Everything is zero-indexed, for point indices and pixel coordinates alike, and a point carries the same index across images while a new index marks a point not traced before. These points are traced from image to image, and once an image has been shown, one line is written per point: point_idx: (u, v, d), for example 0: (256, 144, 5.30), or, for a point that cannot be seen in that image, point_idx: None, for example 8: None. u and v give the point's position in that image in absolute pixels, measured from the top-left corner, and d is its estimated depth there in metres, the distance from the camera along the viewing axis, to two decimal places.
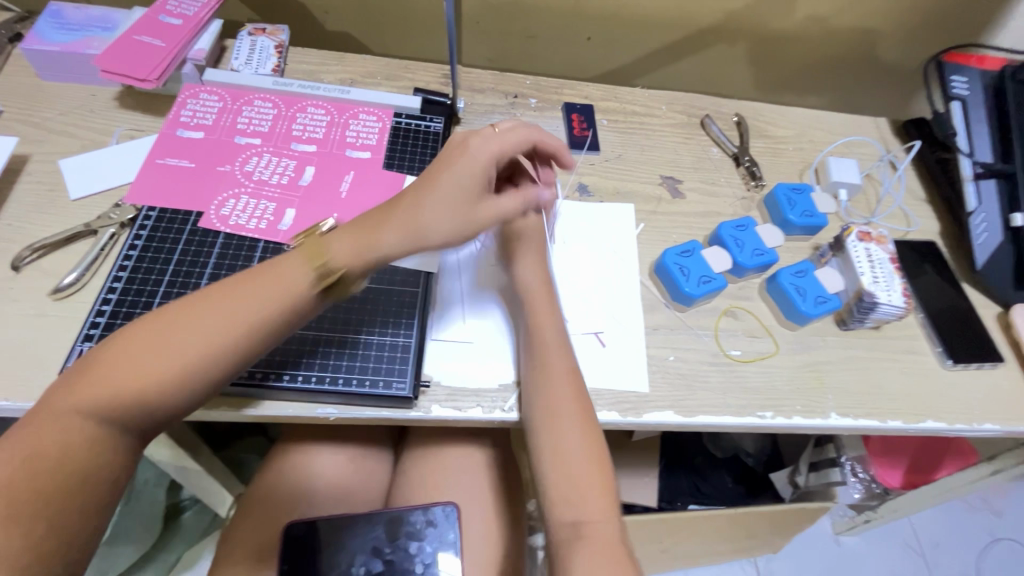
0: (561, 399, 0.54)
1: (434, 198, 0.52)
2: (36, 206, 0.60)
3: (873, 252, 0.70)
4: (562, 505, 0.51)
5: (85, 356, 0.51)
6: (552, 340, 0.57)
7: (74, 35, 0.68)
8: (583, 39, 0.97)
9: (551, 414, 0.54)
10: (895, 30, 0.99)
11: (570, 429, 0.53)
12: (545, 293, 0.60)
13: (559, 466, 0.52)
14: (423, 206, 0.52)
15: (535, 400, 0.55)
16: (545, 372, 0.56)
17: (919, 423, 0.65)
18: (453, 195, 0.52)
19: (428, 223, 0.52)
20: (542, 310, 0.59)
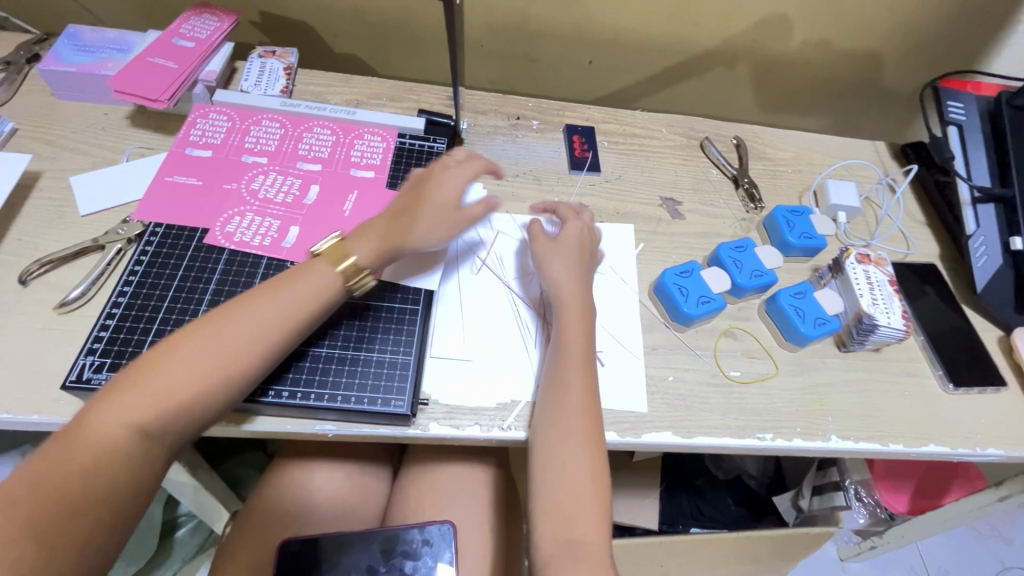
0: (571, 420, 0.54)
1: (426, 208, 0.59)
2: (45, 221, 0.62)
3: (872, 274, 0.70)
4: (560, 523, 0.51)
5: (87, 370, 0.51)
6: (575, 358, 0.57)
7: (90, 56, 0.70)
8: (585, 63, 0.99)
9: (562, 434, 0.53)
10: (892, 56, 1.00)
11: (576, 450, 0.53)
12: (580, 313, 0.60)
13: (562, 482, 0.52)
14: (416, 216, 0.59)
15: (545, 418, 0.55)
16: (564, 392, 0.55)
17: (921, 447, 0.64)
18: (439, 205, 0.60)
19: (421, 230, 0.59)
20: (573, 328, 0.59)
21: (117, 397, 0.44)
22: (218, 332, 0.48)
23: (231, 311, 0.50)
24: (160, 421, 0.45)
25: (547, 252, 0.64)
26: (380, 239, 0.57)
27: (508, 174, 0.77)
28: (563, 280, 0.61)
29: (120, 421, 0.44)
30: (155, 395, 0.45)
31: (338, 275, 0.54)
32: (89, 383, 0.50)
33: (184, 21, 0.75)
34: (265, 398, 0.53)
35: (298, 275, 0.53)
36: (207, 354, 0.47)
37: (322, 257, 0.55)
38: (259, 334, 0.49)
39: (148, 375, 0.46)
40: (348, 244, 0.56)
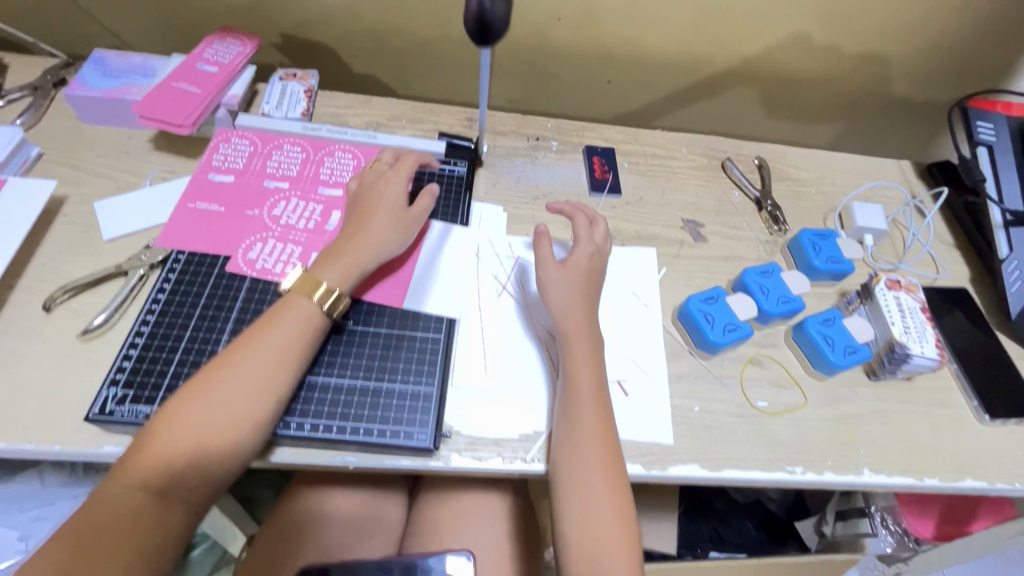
0: (590, 455, 0.53)
1: (377, 219, 0.60)
2: (69, 246, 0.62)
3: (902, 300, 0.68)
4: (584, 563, 0.49)
5: (110, 402, 0.51)
6: (585, 388, 0.56)
7: (116, 81, 0.71)
8: (604, 81, 0.99)
9: (580, 469, 0.52)
10: (917, 74, 0.99)
11: (597, 486, 0.52)
12: (587, 342, 0.58)
13: (585, 520, 0.51)
14: (370, 228, 0.59)
15: (561, 453, 0.53)
16: (578, 426, 0.54)
17: (958, 482, 0.62)
18: (387, 208, 0.61)
19: (381, 239, 0.59)
20: (581, 359, 0.57)
21: (124, 461, 0.46)
22: (211, 385, 0.49)
23: (223, 362, 0.50)
24: (165, 482, 0.46)
25: (552, 276, 0.61)
26: (344, 258, 0.57)
27: (528, 196, 0.76)
28: (565, 305, 0.59)
29: (128, 484, 0.45)
30: (157, 456, 0.46)
31: (313, 306, 0.54)
32: (112, 415, 0.50)
33: (208, 46, 0.75)
34: (287, 430, 0.52)
35: (287, 317, 0.53)
36: (203, 408, 0.48)
37: (295, 292, 0.55)
38: (250, 381, 0.49)
39: (149, 438, 0.47)
40: (317, 273, 0.56)
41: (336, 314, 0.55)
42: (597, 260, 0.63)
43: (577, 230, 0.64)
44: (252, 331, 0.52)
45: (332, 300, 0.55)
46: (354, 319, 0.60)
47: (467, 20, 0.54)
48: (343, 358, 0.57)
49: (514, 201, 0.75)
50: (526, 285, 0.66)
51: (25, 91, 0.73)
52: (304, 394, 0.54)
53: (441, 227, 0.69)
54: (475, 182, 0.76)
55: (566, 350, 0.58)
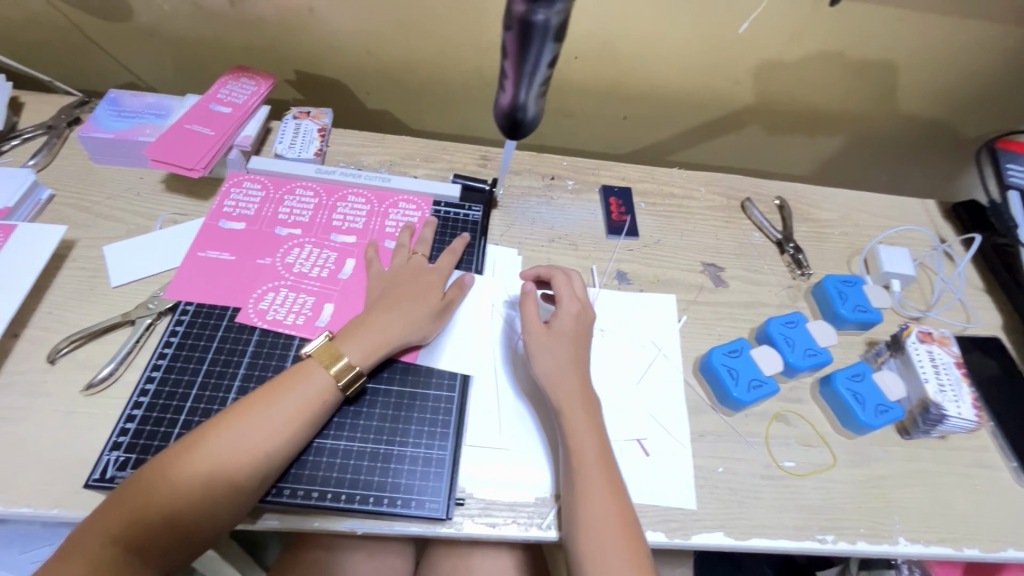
0: (606, 530, 0.50)
1: (412, 300, 0.59)
2: (77, 293, 0.61)
3: (936, 354, 0.65)
4: None
5: (112, 467, 0.50)
6: (590, 460, 0.53)
7: (129, 122, 0.70)
8: (619, 118, 0.98)
9: (598, 547, 0.49)
10: (941, 112, 0.97)
11: (616, 564, 0.49)
12: (584, 405, 0.56)
13: None
14: (400, 308, 0.58)
15: (575, 527, 0.50)
16: (585, 500, 0.51)
17: (999, 552, 0.59)
18: (423, 290, 0.60)
19: (409, 320, 0.57)
20: (580, 429, 0.54)
21: (103, 512, 0.44)
22: (205, 444, 0.47)
23: (221, 421, 0.48)
24: (141, 539, 0.43)
25: (539, 344, 0.59)
26: (370, 334, 0.55)
27: (544, 239, 0.74)
28: (554, 373, 0.57)
29: (103, 539, 0.43)
30: (139, 512, 0.44)
31: (329, 379, 0.52)
32: (113, 483, 0.49)
33: (222, 86, 0.75)
34: (293, 497, 0.50)
35: (295, 382, 0.51)
36: (194, 468, 0.46)
37: (314, 357, 0.53)
38: (245, 447, 0.47)
39: (133, 491, 0.45)
40: (341, 343, 0.54)
41: (347, 390, 0.53)
42: (582, 319, 0.61)
43: (558, 288, 0.62)
44: (258, 393, 0.51)
45: (347, 378, 0.53)
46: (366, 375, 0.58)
47: (498, 115, 0.51)
48: (352, 420, 0.55)
49: (529, 244, 0.73)
50: (513, 343, 0.63)
51: (39, 131, 0.73)
52: (312, 457, 0.53)
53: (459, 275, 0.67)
54: (490, 225, 0.74)
55: (565, 417, 0.55)
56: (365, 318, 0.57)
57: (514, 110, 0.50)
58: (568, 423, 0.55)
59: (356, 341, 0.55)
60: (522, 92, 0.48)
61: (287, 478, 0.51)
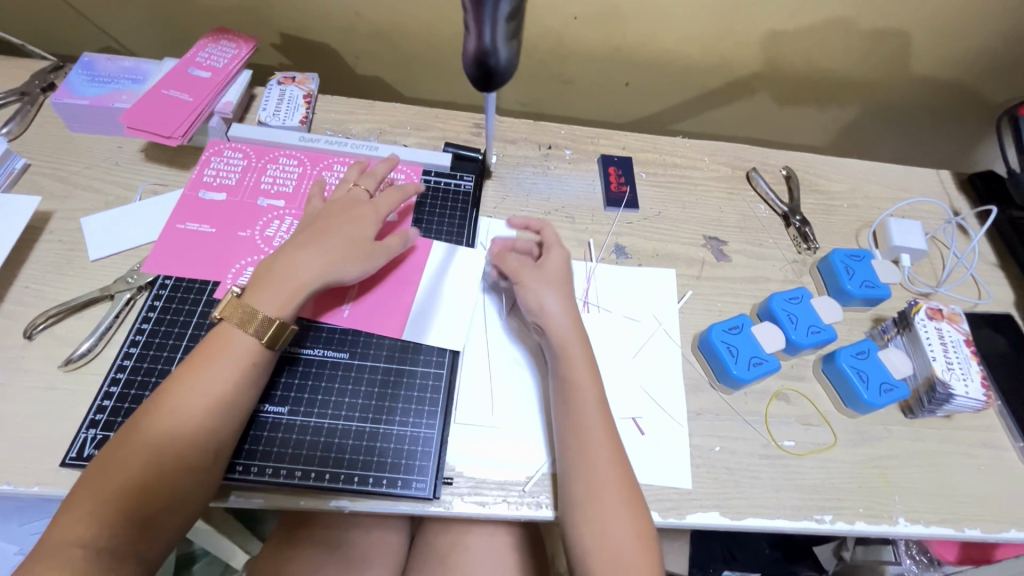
0: (606, 490, 0.49)
1: (331, 240, 0.55)
2: (54, 267, 0.59)
3: (944, 331, 0.63)
4: None
5: (89, 445, 0.49)
6: (589, 414, 0.52)
7: (103, 87, 0.67)
8: (621, 84, 0.93)
9: (598, 509, 0.48)
10: (963, 78, 0.91)
11: (612, 506, 0.48)
12: (588, 367, 0.55)
13: (606, 558, 0.47)
14: (322, 246, 0.54)
15: (574, 481, 0.50)
16: (586, 451, 0.50)
17: (1001, 533, 0.57)
18: (342, 227, 0.56)
19: (332, 258, 0.54)
20: (589, 390, 0.53)
21: (57, 520, 0.42)
22: (145, 429, 0.45)
23: (155, 404, 0.46)
24: (118, 535, 0.42)
25: (536, 280, 0.59)
26: (282, 281, 0.52)
27: (539, 211, 0.71)
28: (559, 312, 0.57)
29: (65, 545, 0.41)
30: (98, 509, 0.42)
31: (249, 337, 0.50)
32: (90, 461, 0.48)
33: (201, 49, 0.71)
34: (274, 476, 0.49)
35: (219, 349, 0.49)
36: (140, 455, 0.44)
37: (228, 319, 0.50)
38: (188, 418, 0.46)
39: (83, 494, 0.43)
40: (248, 299, 0.51)
41: (273, 344, 0.51)
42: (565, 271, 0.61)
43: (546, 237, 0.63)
44: (183, 369, 0.49)
45: (269, 331, 0.50)
46: (351, 353, 0.56)
47: (467, 63, 0.47)
48: (336, 398, 0.54)
49: (524, 216, 0.71)
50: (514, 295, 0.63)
51: (12, 97, 0.70)
52: (295, 436, 0.51)
53: (446, 248, 0.64)
54: (483, 196, 0.71)
55: (565, 367, 0.54)
56: (274, 266, 0.53)
57: (484, 55, 0.46)
58: (567, 377, 0.54)
59: (272, 291, 0.52)
60: (486, 30, 0.43)
61: (242, 454, 0.50)
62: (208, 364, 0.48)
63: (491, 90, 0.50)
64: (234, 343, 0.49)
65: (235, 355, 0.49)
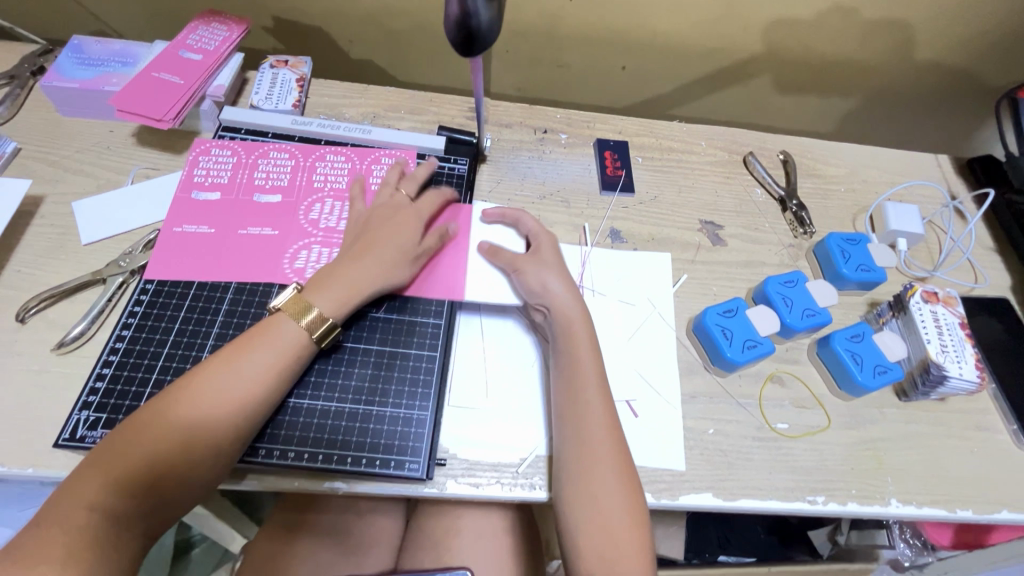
0: (602, 467, 0.49)
1: (386, 245, 0.56)
2: (46, 251, 0.58)
3: (939, 314, 0.63)
4: (596, 566, 0.47)
5: (82, 427, 0.49)
6: (586, 393, 0.52)
7: (94, 70, 0.66)
8: (618, 68, 0.93)
9: (594, 486, 0.49)
10: (963, 61, 0.90)
11: (608, 483, 0.49)
12: (590, 347, 0.55)
13: (600, 533, 0.47)
14: (375, 252, 0.56)
15: (569, 459, 0.50)
16: (584, 429, 0.51)
17: (992, 514, 0.58)
18: (396, 231, 0.58)
19: (384, 263, 0.55)
20: (588, 370, 0.53)
21: (75, 480, 0.41)
22: (180, 403, 0.45)
23: (191, 380, 0.46)
24: (131, 505, 0.42)
25: (530, 265, 0.59)
26: (342, 281, 0.53)
27: (534, 195, 0.71)
28: (554, 294, 0.57)
29: (78, 509, 0.40)
30: (118, 477, 0.42)
31: (302, 330, 0.50)
32: (83, 442, 0.48)
33: (192, 31, 0.70)
34: (268, 458, 0.49)
35: (265, 336, 0.49)
36: (172, 429, 0.44)
37: (285, 311, 0.51)
38: (227, 400, 0.46)
39: (106, 459, 0.42)
40: (311, 296, 0.52)
41: (324, 341, 0.52)
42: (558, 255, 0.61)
43: (529, 226, 0.63)
44: (226, 349, 0.48)
45: (324, 328, 0.51)
46: (345, 336, 0.56)
47: (450, 27, 0.47)
48: (330, 379, 0.54)
49: (519, 200, 0.70)
50: None
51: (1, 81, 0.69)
52: (288, 417, 0.51)
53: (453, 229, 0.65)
54: (478, 179, 0.71)
55: (567, 345, 0.55)
56: (333, 266, 0.54)
57: (466, 19, 0.46)
58: (569, 355, 0.54)
59: (331, 291, 0.52)
60: None
61: (264, 437, 0.50)
62: (251, 348, 0.48)
63: (473, 55, 0.49)
64: (284, 332, 0.50)
65: (281, 345, 0.49)
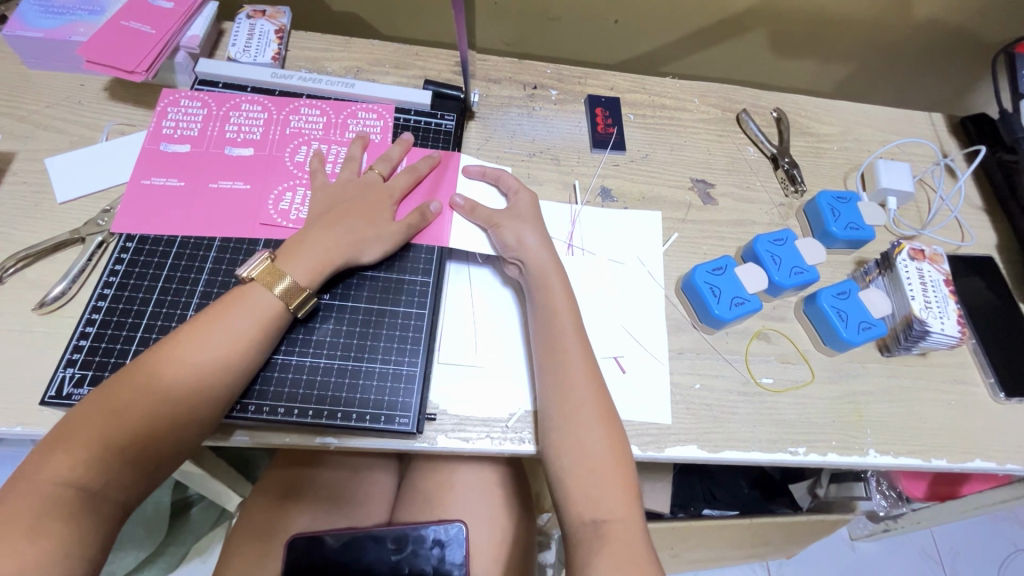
0: (584, 412, 0.50)
1: (360, 218, 0.55)
2: (21, 209, 0.57)
3: (925, 271, 0.64)
4: (582, 503, 0.48)
5: (68, 384, 0.49)
6: (568, 339, 0.53)
7: (59, 19, 0.63)
8: (610, 21, 0.90)
9: (576, 429, 0.50)
10: (962, 15, 0.88)
11: (589, 427, 0.50)
12: (564, 297, 0.55)
13: (582, 470, 0.49)
14: (346, 225, 0.54)
15: (550, 405, 0.51)
16: (568, 375, 0.51)
17: (965, 462, 0.60)
18: (370, 204, 0.57)
19: (355, 236, 0.54)
20: (565, 320, 0.54)
21: (47, 457, 0.41)
22: (158, 377, 0.44)
23: (164, 353, 0.45)
24: (105, 478, 0.42)
25: (506, 219, 0.59)
26: (314, 252, 0.52)
27: (523, 153, 0.70)
28: (532, 246, 0.57)
29: (53, 486, 0.40)
30: (91, 453, 0.41)
31: (276, 299, 0.49)
32: (71, 399, 0.48)
33: None
34: (259, 414, 0.50)
35: (239, 307, 0.48)
36: (148, 404, 0.43)
37: (257, 281, 0.50)
38: (206, 372, 0.46)
39: (76, 435, 0.41)
40: (284, 263, 0.51)
41: (299, 311, 0.51)
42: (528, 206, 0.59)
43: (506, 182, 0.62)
44: (197, 321, 0.47)
45: (299, 299, 0.50)
46: (332, 295, 0.55)
47: None
48: (318, 336, 0.54)
49: (509, 158, 0.69)
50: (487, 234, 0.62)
51: None
52: (276, 374, 0.51)
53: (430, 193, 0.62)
54: (466, 136, 0.69)
55: (543, 296, 0.55)
56: (305, 236, 0.53)
57: None
58: (546, 305, 0.54)
59: (303, 264, 0.51)
60: None
61: (253, 394, 0.50)
62: (222, 319, 0.47)
63: None
64: (256, 303, 0.49)
65: (252, 316, 0.48)
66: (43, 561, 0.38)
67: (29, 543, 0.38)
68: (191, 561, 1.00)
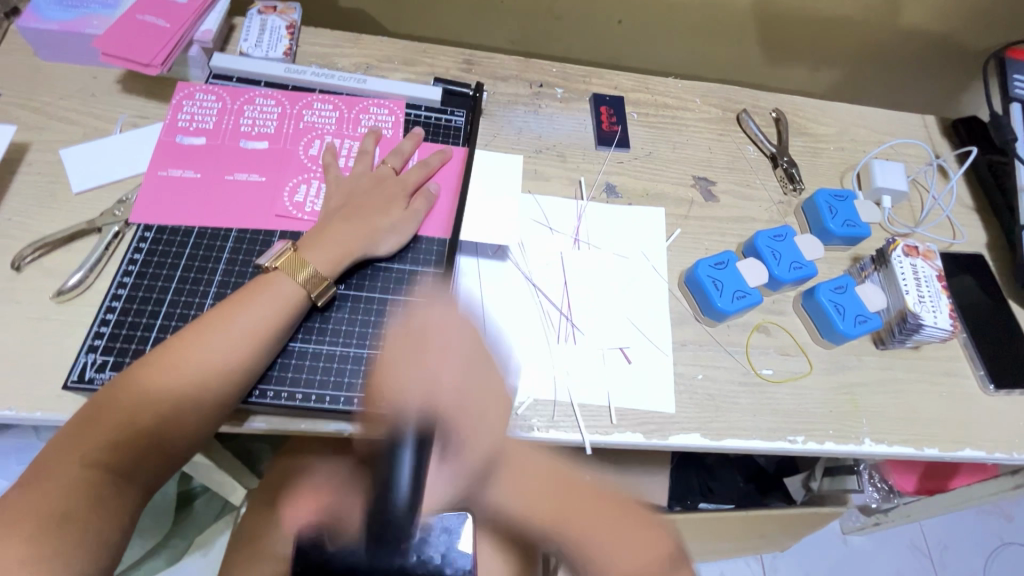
0: None
1: (376, 211, 0.57)
2: (37, 199, 0.57)
3: (919, 267, 0.66)
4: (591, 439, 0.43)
5: (89, 369, 0.49)
6: None
7: (73, 11, 0.63)
8: (612, 22, 0.91)
9: None
10: (955, 21, 0.90)
11: None
12: None
13: None
14: (363, 218, 0.56)
15: None
16: None
17: (956, 451, 0.62)
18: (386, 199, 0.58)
19: (371, 229, 0.56)
20: None
21: (73, 436, 0.42)
22: (185, 361, 0.46)
23: (188, 338, 0.47)
24: (129, 459, 0.43)
25: None
26: (335, 244, 0.54)
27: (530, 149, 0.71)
28: None
29: (79, 466, 0.41)
30: (117, 435, 0.42)
31: (298, 287, 0.52)
32: (93, 384, 0.48)
33: None
34: (277, 400, 0.51)
35: (260, 296, 0.50)
36: (172, 388, 0.45)
37: (280, 269, 0.52)
38: (227, 357, 0.47)
39: (103, 417, 0.43)
40: (306, 252, 0.53)
41: (319, 299, 0.53)
42: None
43: None
44: (220, 309, 0.49)
45: (320, 287, 0.53)
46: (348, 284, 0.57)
47: None
48: (334, 324, 0.55)
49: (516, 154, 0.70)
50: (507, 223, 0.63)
51: None
52: (293, 361, 0.53)
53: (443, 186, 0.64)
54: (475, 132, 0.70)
55: None
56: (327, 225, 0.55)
57: None
58: None
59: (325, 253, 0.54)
60: None
61: (270, 380, 0.51)
62: (244, 307, 0.49)
63: None
64: (276, 292, 0.51)
65: (273, 304, 0.50)
66: (72, 538, 0.39)
67: (58, 522, 0.39)
68: (192, 554, 1.00)
